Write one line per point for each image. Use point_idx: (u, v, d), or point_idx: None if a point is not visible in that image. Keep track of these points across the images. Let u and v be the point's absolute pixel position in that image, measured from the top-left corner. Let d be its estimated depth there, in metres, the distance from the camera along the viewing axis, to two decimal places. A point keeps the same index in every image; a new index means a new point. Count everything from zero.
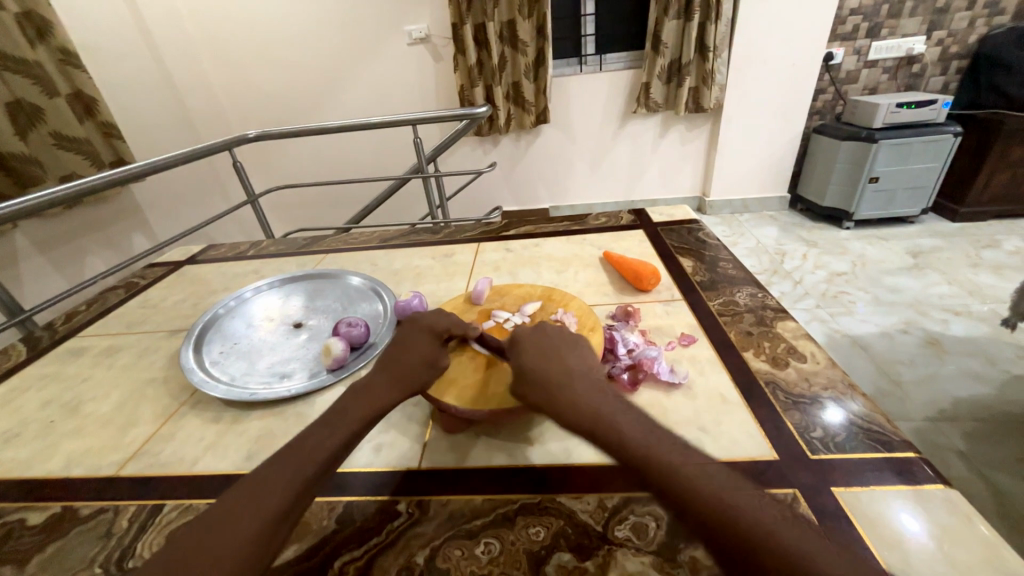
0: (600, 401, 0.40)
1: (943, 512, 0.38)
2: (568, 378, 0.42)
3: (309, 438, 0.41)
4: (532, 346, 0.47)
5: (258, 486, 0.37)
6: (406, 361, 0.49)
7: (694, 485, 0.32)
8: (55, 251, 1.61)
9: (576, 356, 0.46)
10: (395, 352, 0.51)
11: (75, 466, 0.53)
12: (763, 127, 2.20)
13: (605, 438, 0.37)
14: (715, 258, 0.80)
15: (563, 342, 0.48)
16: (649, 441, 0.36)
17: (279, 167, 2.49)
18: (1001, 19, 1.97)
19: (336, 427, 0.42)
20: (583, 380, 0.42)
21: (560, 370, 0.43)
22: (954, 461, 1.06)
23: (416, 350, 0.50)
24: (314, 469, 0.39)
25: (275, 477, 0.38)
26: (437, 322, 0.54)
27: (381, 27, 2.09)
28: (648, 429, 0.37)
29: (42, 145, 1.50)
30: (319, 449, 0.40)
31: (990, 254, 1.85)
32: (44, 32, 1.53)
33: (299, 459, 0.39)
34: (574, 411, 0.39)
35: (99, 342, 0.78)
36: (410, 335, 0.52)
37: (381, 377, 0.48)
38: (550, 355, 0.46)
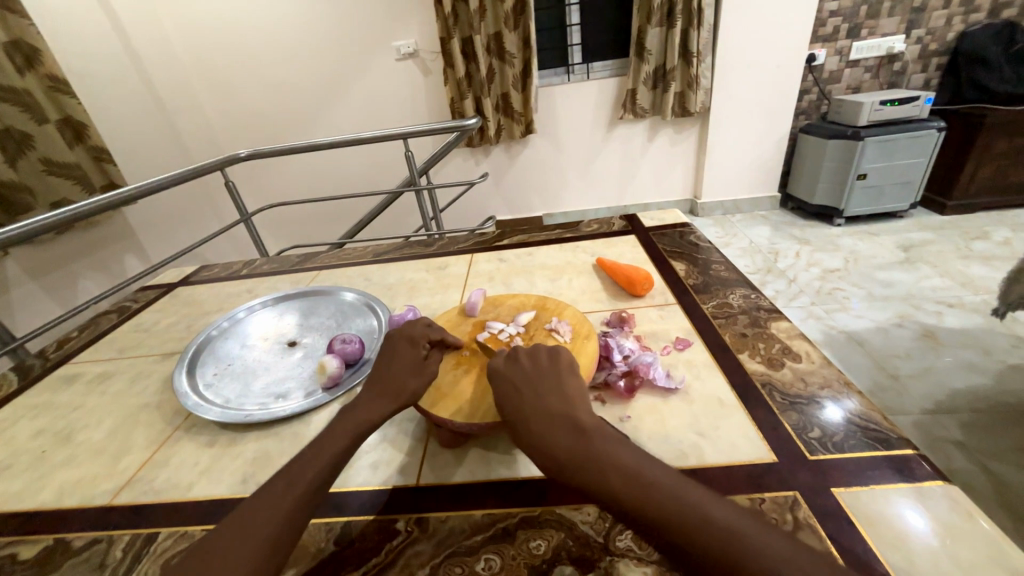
0: (582, 439, 0.37)
1: (944, 508, 0.38)
2: (544, 415, 0.40)
3: (297, 462, 0.41)
4: (506, 379, 0.45)
5: (250, 512, 0.37)
6: (395, 372, 0.50)
7: (697, 532, 0.30)
8: (47, 277, 1.60)
9: (552, 382, 0.43)
10: (381, 365, 0.51)
11: (68, 496, 0.52)
12: (751, 128, 2.23)
13: (592, 485, 0.34)
14: (707, 261, 0.81)
15: (534, 367, 0.45)
16: (644, 482, 0.33)
17: (273, 185, 2.50)
18: (977, 15, 2.02)
19: (323, 449, 0.42)
20: (561, 416, 0.39)
21: (536, 407, 0.40)
22: (954, 453, 1.06)
23: (405, 361, 0.51)
24: (302, 491, 0.38)
25: (268, 500, 0.38)
26: (412, 330, 0.54)
27: (370, 43, 2.12)
28: (638, 465, 0.34)
29: (31, 170, 1.49)
30: (306, 472, 0.40)
31: (979, 245, 1.87)
32: (33, 60, 1.54)
33: (289, 483, 0.39)
34: (556, 459, 0.37)
35: (92, 368, 0.78)
36: (396, 343, 0.53)
37: (376, 394, 0.48)
38: (522, 390, 0.43)
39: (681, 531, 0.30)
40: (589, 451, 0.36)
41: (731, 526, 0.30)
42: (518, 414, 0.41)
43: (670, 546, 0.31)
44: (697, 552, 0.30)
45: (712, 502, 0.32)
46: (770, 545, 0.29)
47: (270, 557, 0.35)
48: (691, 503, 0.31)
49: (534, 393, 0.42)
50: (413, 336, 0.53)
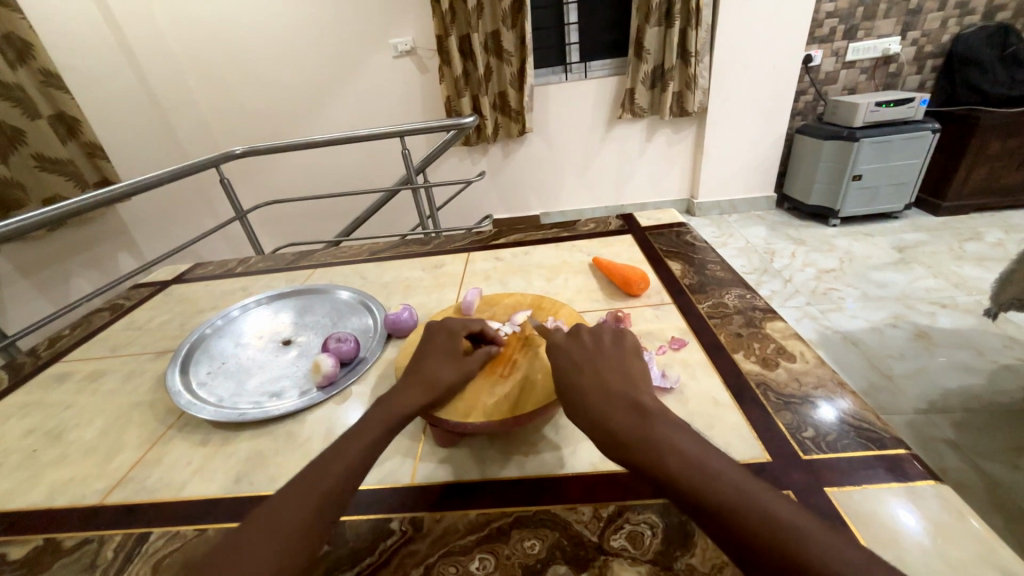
0: (641, 418, 0.38)
1: (935, 507, 0.38)
2: (604, 393, 0.41)
3: (322, 459, 0.40)
4: (567, 360, 0.46)
5: (285, 499, 0.37)
6: (430, 364, 0.51)
7: (747, 517, 0.30)
8: (40, 274, 1.59)
9: (617, 366, 0.45)
10: (418, 358, 0.53)
11: (59, 495, 0.52)
12: (748, 129, 2.23)
13: (644, 460, 0.35)
14: (703, 260, 0.81)
15: (600, 351, 0.47)
16: (697, 465, 0.33)
17: (268, 182, 2.48)
18: (972, 18, 2.03)
19: (349, 446, 0.42)
20: (621, 396, 0.41)
21: (595, 385, 0.42)
22: (946, 452, 1.06)
23: (442, 353, 0.53)
24: (328, 488, 0.38)
25: (301, 488, 0.38)
26: (452, 323, 0.57)
27: (367, 40, 2.11)
28: (694, 447, 0.35)
29: (23, 166, 1.48)
30: (337, 460, 0.40)
31: (973, 247, 1.88)
32: (25, 54, 1.52)
33: (315, 479, 0.39)
34: (611, 433, 0.38)
35: (85, 366, 0.77)
36: (433, 337, 0.55)
37: (411, 384, 0.49)
38: (585, 370, 0.45)
39: (728, 512, 0.30)
40: (646, 429, 0.37)
41: (785, 514, 0.29)
42: (576, 391, 0.43)
43: (715, 527, 0.31)
44: (739, 531, 0.30)
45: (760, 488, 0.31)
46: (821, 537, 0.28)
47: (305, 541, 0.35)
48: (743, 489, 0.31)
49: (595, 373, 0.44)
50: (450, 329, 0.55)
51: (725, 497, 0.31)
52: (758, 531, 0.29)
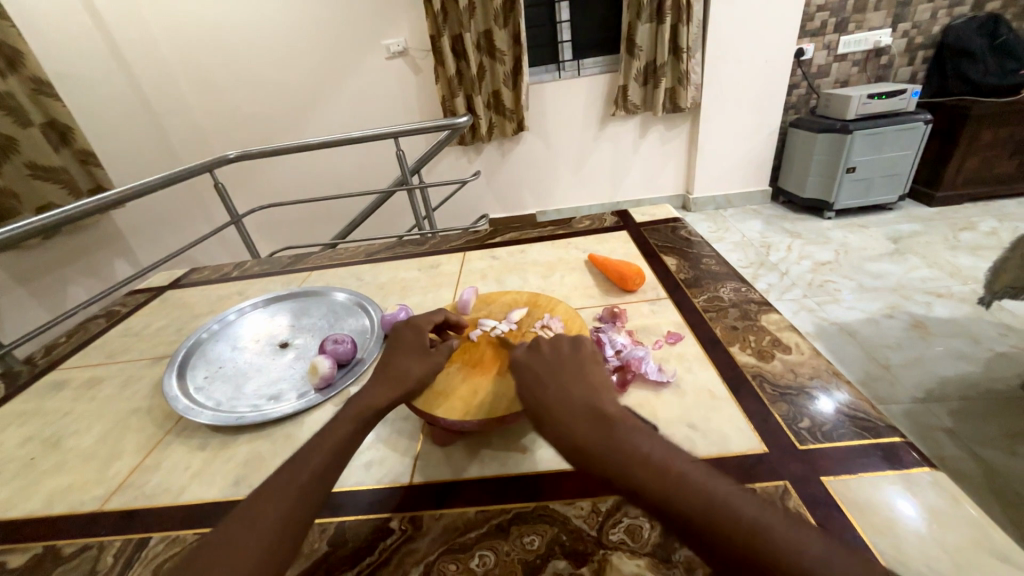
0: (605, 428, 0.36)
1: (931, 494, 0.39)
2: (567, 403, 0.39)
3: (292, 465, 0.40)
4: (528, 371, 0.45)
5: (259, 500, 0.37)
6: (401, 359, 0.51)
7: (724, 526, 0.29)
8: (35, 283, 1.58)
9: (577, 372, 0.43)
10: (388, 355, 0.53)
11: (58, 503, 0.52)
12: (742, 123, 2.24)
13: (612, 472, 0.34)
14: (698, 255, 0.81)
15: (559, 356, 0.45)
16: (667, 472, 0.32)
17: (263, 186, 2.48)
18: (961, 9, 2.04)
19: (319, 449, 0.41)
20: (584, 404, 0.39)
21: (557, 395, 0.41)
22: (944, 441, 1.07)
23: (412, 351, 0.52)
24: (299, 496, 0.37)
25: (277, 487, 0.38)
26: (419, 322, 0.57)
27: (360, 42, 2.10)
28: (660, 453, 0.34)
29: (16, 175, 1.47)
30: (312, 459, 0.40)
31: (967, 236, 1.89)
32: (15, 62, 1.51)
33: (286, 487, 0.38)
34: (577, 446, 0.36)
35: (82, 373, 0.77)
36: (402, 334, 0.55)
37: (383, 381, 0.49)
38: (546, 381, 0.43)
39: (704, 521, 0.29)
40: (612, 438, 0.35)
41: (760, 518, 0.29)
42: (540, 402, 0.41)
43: (694, 537, 0.30)
44: (722, 544, 0.29)
45: (738, 494, 0.30)
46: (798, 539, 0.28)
47: (282, 540, 0.35)
48: (716, 495, 0.30)
49: (558, 382, 0.42)
50: (418, 326, 0.55)
51: (704, 505, 0.30)
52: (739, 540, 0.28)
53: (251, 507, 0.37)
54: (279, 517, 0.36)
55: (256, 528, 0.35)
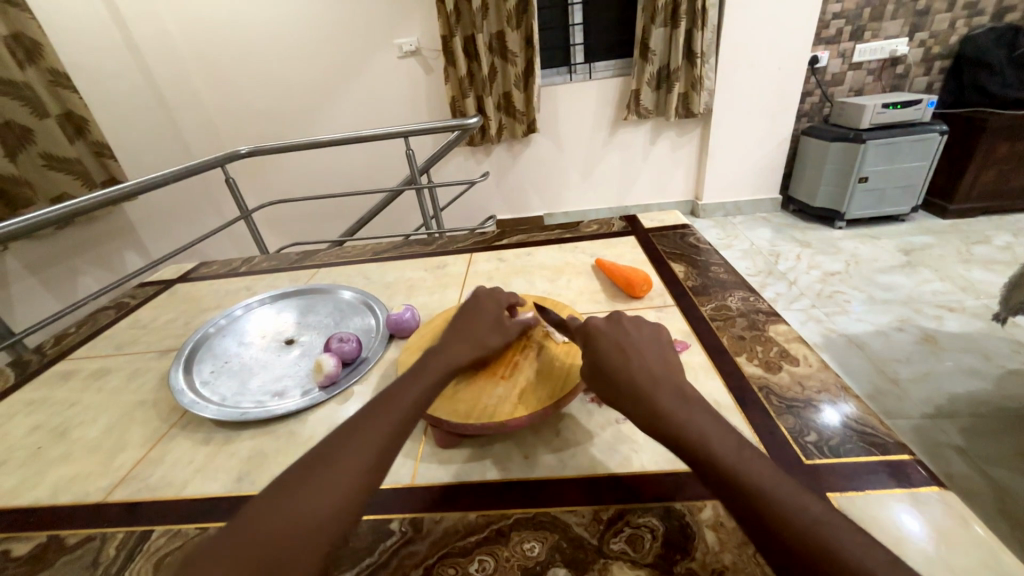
0: (686, 406, 0.39)
1: (939, 514, 0.38)
2: (651, 379, 0.42)
3: (352, 439, 0.40)
4: (608, 339, 0.46)
5: (321, 469, 0.37)
6: (480, 326, 0.54)
7: (782, 511, 0.31)
8: (47, 272, 1.60)
9: (660, 355, 0.45)
10: (466, 318, 0.56)
11: (63, 492, 0.52)
12: (753, 130, 2.22)
13: (685, 443, 0.37)
14: (707, 263, 0.81)
15: (641, 335, 0.47)
16: (738, 456, 0.35)
17: (273, 182, 2.50)
18: (981, 19, 2.01)
19: (366, 437, 0.40)
20: (667, 382, 0.42)
21: (640, 368, 0.43)
22: (953, 458, 1.05)
23: (487, 321, 0.55)
24: (347, 486, 0.36)
25: (340, 459, 0.38)
26: (499, 296, 0.59)
27: (373, 42, 2.11)
28: (735, 440, 0.36)
29: (31, 165, 1.49)
30: (374, 435, 0.40)
31: (981, 250, 1.87)
32: (34, 54, 1.54)
33: (333, 474, 0.37)
34: (656, 413, 0.39)
35: (90, 364, 0.78)
36: (483, 302, 0.58)
37: (459, 343, 0.52)
38: (628, 349, 0.45)
39: (763, 503, 0.32)
40: (690, 416, 0.38)
41: (822, 514, 0.31)
42: (622, 369, 0.43)
43: (747, 514, 0.32)
44: (778, 526, 0.31)
45: (799, 491, 0.33)
46: (849, 538, 0.29)
47: (343, 513, 0.35)
48: (780, 486, 0.33)
49: (641, 356, 0.44)
50: (500, 299, 0.58)
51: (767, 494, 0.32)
52: (792, 529, 0.30)
53: (295, 491, 0.36)
54: (325, 505, 0.35)
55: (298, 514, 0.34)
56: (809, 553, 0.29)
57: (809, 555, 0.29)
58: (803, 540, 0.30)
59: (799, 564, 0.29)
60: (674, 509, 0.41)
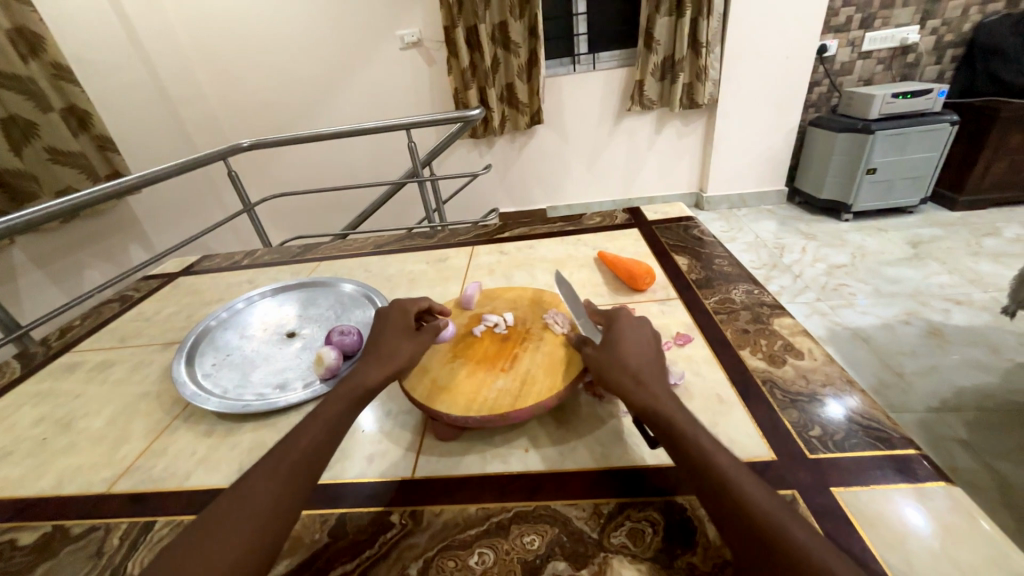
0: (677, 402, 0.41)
1: (945, 509, 0.37)
2: (650, 373, 0.43)
3: (270, 466, 0.39)
4: (626, 332, 0.48)
5: (234, 502, 0.36)
6: (393, 335, 0.53)
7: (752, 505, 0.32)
8: (53, 265, 1.61)
9: (653, 356, 0.46)
10: (377, 334, 0.54)
11: (68, 483, 0.53)
12: (759, 121, 2.19)
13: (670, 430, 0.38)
14: (711, 255, 0.80)
15: (643, 335, 0.48)
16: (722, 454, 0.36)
17: (276, 175, 2.49)
18: (995, 5, 1.96)
19: (284, 463, 0.39)
20: (661, 378, 0.43)
21: (640, 362, 0.44)
22: (958, 452, 1.05)
23: (399, 329, 0.54)
24: (278, 501, 0.36)
25: (254, 491, 0.37)
26: (406, 303, 0.58)
27: (374, 32, 2.09)
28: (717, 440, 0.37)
29: (36, 159, 1.50)
30: (291, 459, 0.39)
31: (990, 242, 1.84)
32: (37, 47, 1.54)
33: (244, 510, 0.35)
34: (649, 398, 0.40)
35: (94, 356, 0.78)
36: (388, 315, 0.56)
37: (371, 359, 0.50)
38: (632, 343, 0.47)
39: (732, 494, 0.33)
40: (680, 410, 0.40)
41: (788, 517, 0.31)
42: (625, 360, 0.44)
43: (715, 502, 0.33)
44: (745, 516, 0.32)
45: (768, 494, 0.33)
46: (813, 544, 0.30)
47: (258, 546, 0.34)
48: (751, 489, 0.33)
49: (641, 352, 0.46)
50: (407, 307, 0.57)
51: (740, 489, 0.33)
52: (754, 518, 0.31)
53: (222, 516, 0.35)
54: (234, 540, 0.34)
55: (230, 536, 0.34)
56: (770, 545, 0.30)
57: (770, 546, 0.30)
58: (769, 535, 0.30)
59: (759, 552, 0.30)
60: (675, 503, 0.41)
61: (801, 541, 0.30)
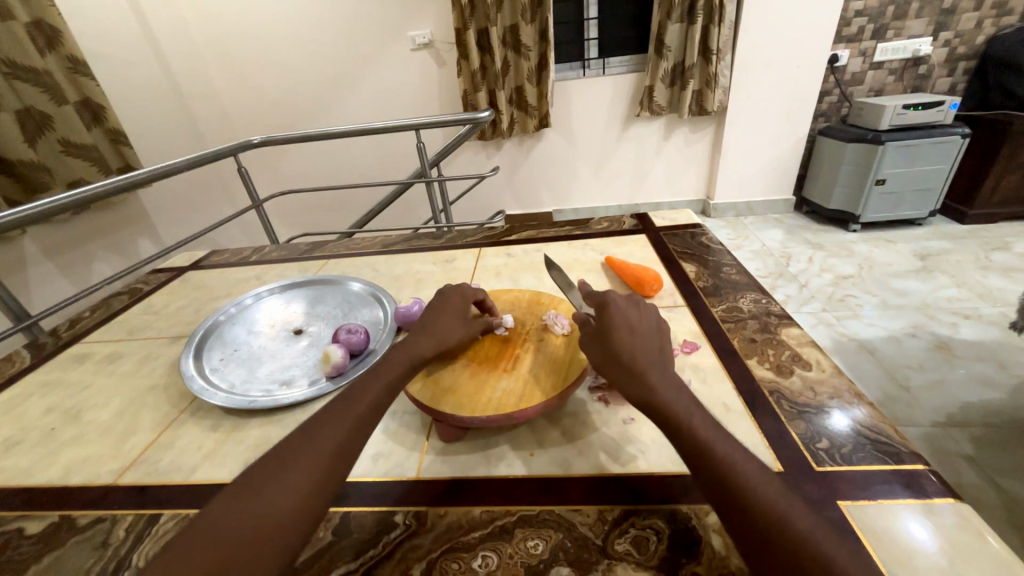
0: (680, 392, 0.40)
1: (953, 526, 0.37)
2: (651, 360, 0.42)
3: (310, 443, 0.39)
4: (622, 317, 0.45)
5: (275, 476, 0.36)
6: (446, 317, 0.54)
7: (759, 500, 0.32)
8: (63, 256, 1.63)
9: (657, 339, 0.45)
10: (433, 312, 0.55)
11: (75, 473, 0.53)
12: (768, 129, 2.19)
13: (672, 423, 0.38)
14: (718, 263, 0.80)
15: (645, 318, 0.47)
16: (726, 447, 0.36)
17: (284, 171, 2.51)
18: (1010, 19, 1.95)
19: (323, 441, 0.39)
20: (664, 364, 0.42)
21: (641, 348, 0.43)
22: (964, 468, 1.04)
23: (453, 313, 0.55)
24: (300, 499, 0.35)
25: (294, 467, 0.37)
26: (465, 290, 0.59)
27: (386, 33, 2.11)
28: (720, 432, 0.37)
29: (49, 151, 1.51)
30: (334, 437, 0.39)
31: (999, 256, 1.83)
32: (54, 41, 1.55)
33: (285, 485, 0.36)
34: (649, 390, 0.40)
35: (103, 347, 0.79)
36: (448, 297, 0.57)
37: (424, 336, 0.51)
38: (633, 327, 0.45)
39: (737, 489, 0.33)
40: (682, 401, 0.39)
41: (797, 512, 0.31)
42: (625, 349, 0.43)
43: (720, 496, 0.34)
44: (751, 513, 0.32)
45: (775, 486, 0.33)
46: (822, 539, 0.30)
47: (298, 524, 0.34)
48: (757, 483, 0.33)
49: (643, 338, 0.44)
50: (466, 293, 0.58)
51: (744, 484, 0.33)
52: (761, 514, 0.32)
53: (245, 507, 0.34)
54: (274, 515, 0.34)
55: (246, 529, 0.33)
56: (777, 541, 0.30)
57: (777, 540, 0.30)
58: (776, 530, 0.31)
59: (765, 548, 0.31)
60: (680, 512, 0.40)
61: (809, 537, 0.30)
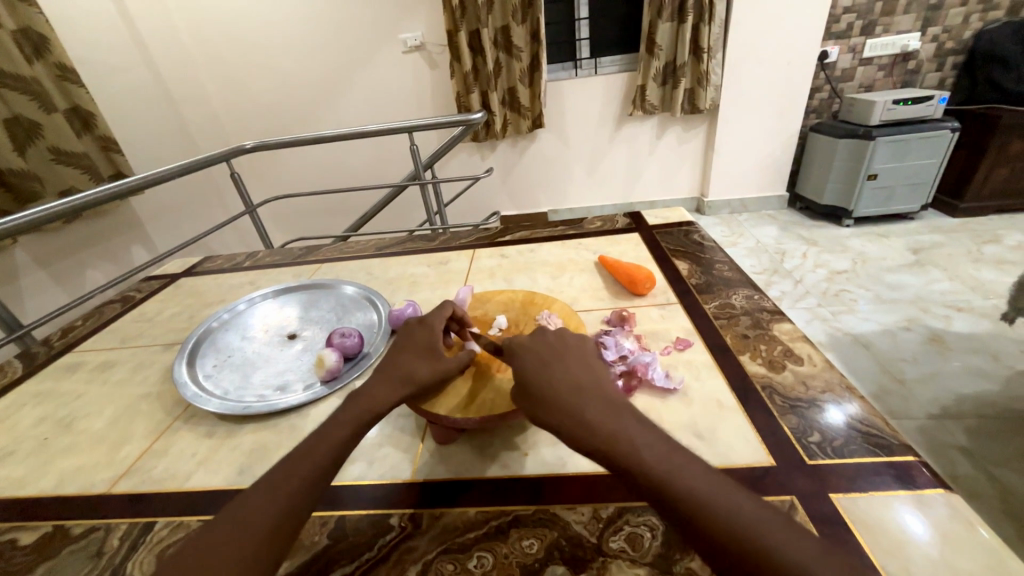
0: (612, 414, 0.39)
1: (944, 517, 0.37)
2: (573, 389, 0.42)
3: (289, 464, 0.40)
4: (532, 353, 0.46)
5: (253, 498, 0.37)
6: (409, 357, 0.51)
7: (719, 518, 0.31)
8: (56, 265, 1.62)
9: (578, 360, 0.45)
10: (397, 351, 0.52)
11: (69, 483, 0.53)
12: (761, 126, 2.20)
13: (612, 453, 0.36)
14: (711, 260, 0.80)
15: (563, 344, 0.47)
16: (672, 462, 0.35)
17: (278, 176, 2.50)
18: (996, 13, 1.97)
19: (302, 462, 0.40)
20: (591, 385, 0.42)
21: (562, 377, 0.43)
22: (959, 459, 1.04)
23: (419, 350, 0.51)
24: (283, 516, 0.36)
25: (271, 488, 0.38)
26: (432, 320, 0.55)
27: (377, 36, 2.11)
28: (663, 446, 0.36)
29: (40, 159, 1.50)
30: (313, 456, 0.40)
31: (991, 249, 1.84)
32: (42, 49, 1.54)
33: (261, 507, 0.37)
34: (583, 422, 0.39)
35: (96, 356, 0.78)
36: (413, 333, 0.53)
37: (386, 379, 0.48)
38: (550, 358, 0.45)
39: (695, 510, 0.32)
40: (617, 423, 0.38)
41: (758, 516, 0.31)
42: (547, 383, 0.43)
43: (680, 519, 0.32)
44: (714, 536, 0.31)
45: (729, 489, 0.33)
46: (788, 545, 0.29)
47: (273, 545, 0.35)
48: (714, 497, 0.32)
49: (562, 365, 0.44)
50: (432, 326, 0.53)
51: (700, 502, 0.32)
52: (724, 531, 0.31)
53: (230, 531, 0.35)
54: (249, 536, 0.35)
55: (231, 548, 0.34)
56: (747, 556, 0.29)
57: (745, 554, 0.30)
58: (743, 543, 0.30)
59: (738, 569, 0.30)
60: None
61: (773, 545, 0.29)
